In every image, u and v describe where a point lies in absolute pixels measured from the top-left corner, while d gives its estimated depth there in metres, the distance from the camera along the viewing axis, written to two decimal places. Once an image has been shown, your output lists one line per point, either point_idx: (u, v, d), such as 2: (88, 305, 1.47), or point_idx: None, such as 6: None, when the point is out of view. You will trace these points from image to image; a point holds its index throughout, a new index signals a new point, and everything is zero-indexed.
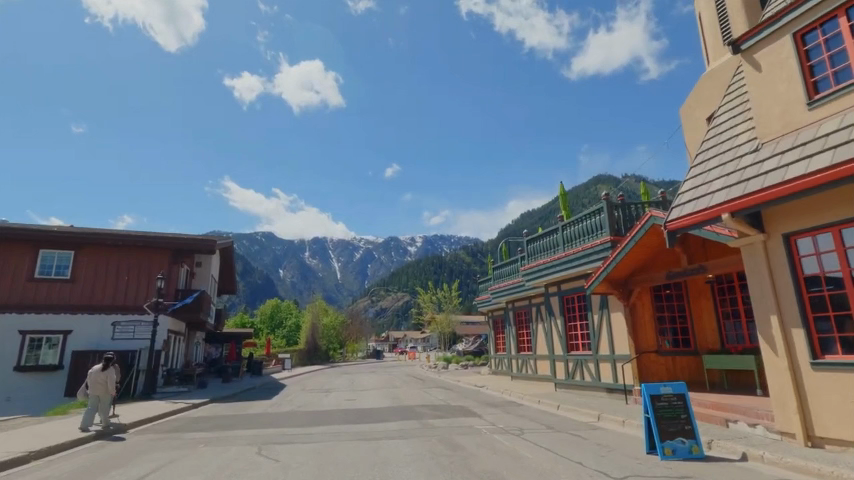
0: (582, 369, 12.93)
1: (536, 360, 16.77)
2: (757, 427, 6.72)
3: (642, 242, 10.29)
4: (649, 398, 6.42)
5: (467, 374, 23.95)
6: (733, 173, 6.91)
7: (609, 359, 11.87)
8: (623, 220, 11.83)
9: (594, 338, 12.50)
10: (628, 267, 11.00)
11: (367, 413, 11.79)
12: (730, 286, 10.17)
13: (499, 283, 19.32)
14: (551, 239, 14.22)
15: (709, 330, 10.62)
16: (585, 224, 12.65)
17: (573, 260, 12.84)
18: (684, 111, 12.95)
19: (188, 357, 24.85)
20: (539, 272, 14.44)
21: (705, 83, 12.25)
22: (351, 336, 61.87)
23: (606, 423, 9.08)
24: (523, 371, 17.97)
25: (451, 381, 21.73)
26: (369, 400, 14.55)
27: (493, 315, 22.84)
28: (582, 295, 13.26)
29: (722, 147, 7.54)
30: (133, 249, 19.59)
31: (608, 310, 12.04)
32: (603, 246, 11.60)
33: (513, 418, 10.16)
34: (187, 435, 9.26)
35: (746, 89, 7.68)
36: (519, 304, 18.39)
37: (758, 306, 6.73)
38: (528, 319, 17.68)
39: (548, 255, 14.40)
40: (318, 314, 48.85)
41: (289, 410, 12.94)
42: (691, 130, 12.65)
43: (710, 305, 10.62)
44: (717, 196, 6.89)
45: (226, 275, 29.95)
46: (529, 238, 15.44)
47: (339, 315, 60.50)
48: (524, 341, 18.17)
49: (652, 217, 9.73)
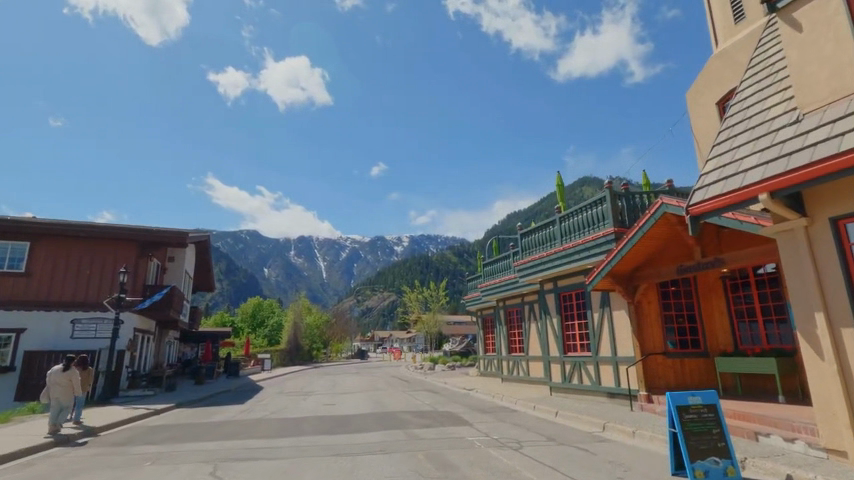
0: (580, 372, 12.00)
1: (529, 362, 15.84)
2: (796, 442, 5.81)
3: (650, 234, 9.39)
4: (676, 410, 5.43)
5: (454, 376, 22.94)
6: (770, 148, 6.01)
7: (611, 362, 10.95)
8: (627, 210, 10.91)
9: (594, 339, 11.57)
10: (633, 261, 10.10)
11: (347, 420, 10.67)
12: (744, 283, 9.44)
13: (489, 281, 18.30)
14: (547, 232, 13.25)
15: (720, 331, 9.76)
16: (585, 215, 11.71)
17: (571, 255, 11.90)
18: (691, 95, 12.11)
19: (159, 357, 23.40)
20: (534, 268, 13.46)
21: (714, 65, 11.45)
22: (335, 336, 60.48)
23: (613, 433, 8.12)
24: (514, 373, 16.99)
25: (437, 384, 20.69)
26: (350, 405, 13.40)
27: (482, 315, 21.89)
28: (580, 292, 12.30)
29: (753, 123, 6.67)
30: (96, 241, 18.12)
31: (609, 308, 11.12)
32: (606, 239, 10.66)
33: (508, 427, 9.15)
34: (137, 449, 8.04)
35: (779, 59, 6.83)
36: (511, 303, 17.40)
37: (798, 302, 5.80)
38: (520, 319, 16.73)
39: (543, 249, 13.45)
40: (300, 313, 47.38)
41: (261, 417, 11.76)
42: (699, 116, 11.81)
43: (722, 303, 9.81)
44: (752, 174, 5.97)
45: (201, 271, 28.45)
46: (523, 231, 14.46)
47: (323, 315, 59.05)
48: (516, 342, 17.23)
49: (662, 205, 8.84)
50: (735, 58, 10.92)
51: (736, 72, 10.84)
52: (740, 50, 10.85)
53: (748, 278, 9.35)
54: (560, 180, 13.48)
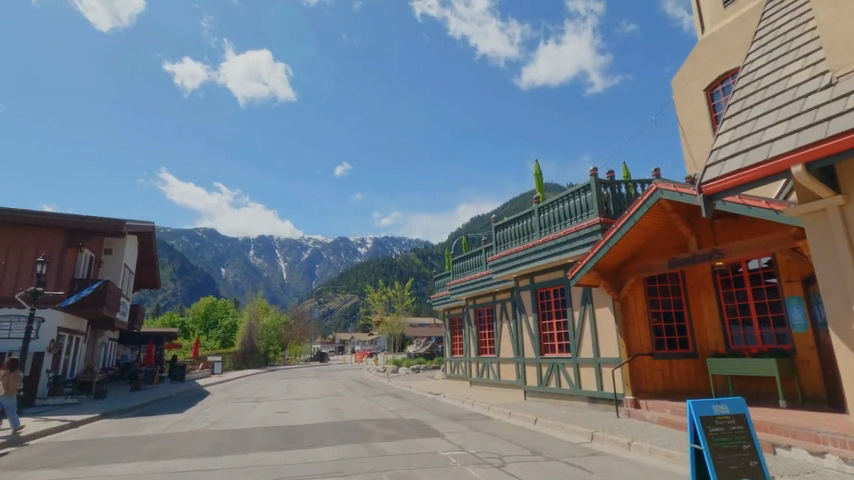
0: (557, 375, 11.13)
1: (500, 364, 14.92)
2: (826, 457, 5.09)
3: (641, 223, 8.56)
4: (700, 422, 4.49)
5: (419, 379, 21.78)
6: (801, 117, 5.20)
7: (592, 364, 10.11)
8: (613, 200, 10.09)
9: (574, 338, 10.69)
10: (621, 254, 9.27)
11: (299, 432, 9.29)
12: (737, 278, 8.79)
13: (459, 278, 17.25)
14: (524, 224, 12.31)
15: (710, 330, 9.06)
16: (568, 205, 10.83)
17: (550, 248, 11.03)
18: (677, 82, 11.47)
19: (91, 361, 21.00)
20: (510, 263, 12.49)
21: (703, 50, 10.85)
22: (294, 338, 57.99)
23: (604, 444, 7.19)
24: (484, 376, 16.00)
25: (401, 387, 19.48)
26: (306, 413, 11.98)
27: (450, 314, 20.84)
28: (559, 289, 11.41)
29: (774, 93, 5.89)
30: (16, 227, 15.94)
31: (591, 306, 10.28)
32: (591, 230, 9.82)
33: (485, 438, 8.07)
34: (28, 476, 6.39)
35: (801, 27, 6.11)
36: (482, 301, 16.41)
37: (832, 295, 5.00)
38: (492, 318, 15.79)
39: (519, 243, 12.52)
40: (256, 313, 44.92)
41: (200, 429, 10.18)
42: (685, 104, 11.17)
43: (712, 301, 9.13)
44: (781, 145, 5.15)
45: (144, 265, 26.03)
46: (497, 223, 13.49)
47: (282, 316, 56.46)
48: (486, 343, 16.28)
49: (657, 191, 8.01)
50: (725, 41, 10.32)
51: (726, 56, 10.23)
52: (730, 34, 10.26)
53: (741, 273, 8.70)
54: (538, 169, 12.56)
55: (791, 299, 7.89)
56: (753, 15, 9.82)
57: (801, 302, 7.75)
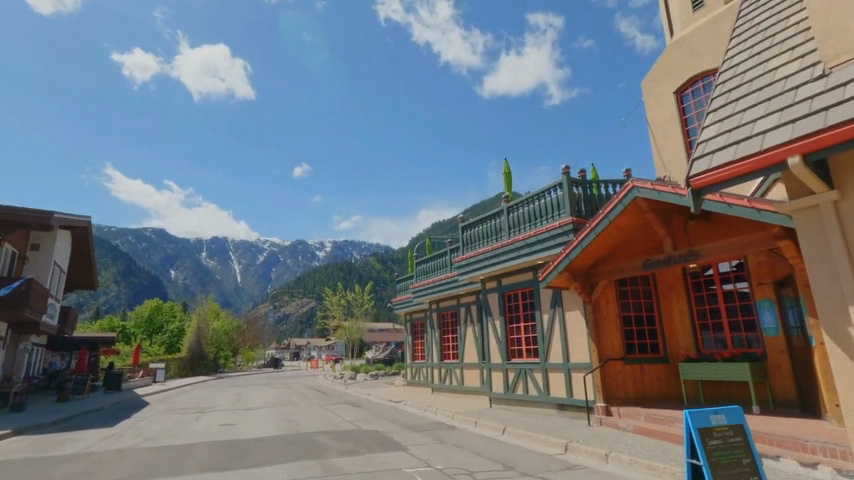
0: (525, 381, 10.69)
1: (464, 369, 14.40)
2: (817, 468, 4.82)
3: (616, 223, 8.28)
4: (698, 435, 4.06)
5: (378, 386, 20.95)
6: (795, 107, 4.92)
7: (562, 369, 9.73)
8: (585, 199, 9.78)
9: (543, 343, 10.29)
10: (593, 255, 8.97)
11: (246, 447, 8.35)
12: (708, 281, 8.64)
13: (423, 280, 16.64)
14: (493, 224, 11.86)
15: (681, 334, 8.87)
16: (539, 204, 10.45)
17: (520, 249, 10.61)
18: (646, 84, 11.38)
19: (11, 369, 18.82)
20: (477, 264, 11.99)
21: (673, 52, 10.79)
22: (246, 343, 55.42)
23: (580, 456, 6.74)
24: (446, 382, 15.42)
25: (359, 395, 18.62)
26: (254, 425, 10.95)
27: (412, 318, 20.17)
28: (528, 291, 10.99)
29: (760, 85, 5.63)
30: None
31: (561, 309, 9.92)
32: (562, 230, 9.46)
33: (453, 451, 7.47)
34: None
35: (786, 20, 5.92)
36: (446, 305, 15.85)
37: (826, 296, 4.74)
38: (456, 322, 15.27)
39: (486, 243, 12.06)
40: (206, 317, 42.50)
41: (130, 446, 9.00)
42: (655, 106, 11.09)
43: (683, 304, 8.96)
44: (776, 135, 4.83)
45: (78, 264, 23.82)
46: (465, 223, 12.99)
47: (233, 320, 53.82)
48: (450, 348, 15.73)
49: (634, 189, 7.74)
50: (695, 44, 10.28)
51: (696, 59, 10.18)
52: (700, 37, 10.24)
53: (712, 276, 8.56)
54: (507, 168, 12.13)
55: (763, 302, 7.74)
56: (724, 19, 9.82)
57: (772, 305, 7.61)
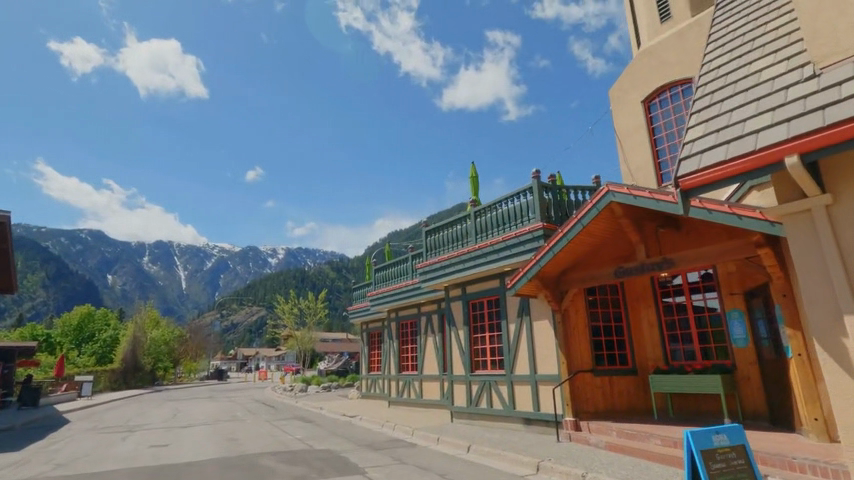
0: (488, 394, 10.16)
1: (424, 382, 13.75)
2: None
3: (589, 229, 7.99)
4: (700, 458, 3.62)
5: (331, 399, 19.86)
6: (787, 105, 4.69)
7: (528, 382, 9.28)
8: (555, 205, 9.48)
9: (509, 354, 9.82)
10: (564, 262, 8.62)
11: (178, 474, 7.27)
12: (677, 291, 8.48)
13: (382, 288, 15.89)
14: (459, 229, 11.38)
15: (650, 345, 8.65)
16: (508, 209, 10.08)
17: (487, 255, 10.16)
18: (614, 93, 11.35)
19: None
20: (442, 270, 11.44)
21: (641, 62, 10.82)
22: (188, 353, 52.04)
23: (554, 477, 6.24)
24: (405, 396, 14.68)
25: (310, 409, 17.48)
26: (190, 446, 9.76)
27: (368, 328, 19.32)
28: (494, 300, 10.53)
29: (746, 86, 5.43)
30: None
31: (528, 318, 9.51)
32: (532, 236, 9.09)
33: (416, 474, 6.79)
34: None
35: (768, 23, 5.80)
36: (406, 314, 15.18)
37: (820, 306, 4.49)
38: (416, 332, 14.62)
39: (451, 249, 11.55)
40: (143, 325, 39.42)
41: (35, 474, 7.66)
42: (622, 115, 11.06)
43: (651, 314, 8.76)
44: (770, 134, 4.57)
45: None
46: (429, 228, 12.44)
47: (175, 329, 50.45)
48: (409, 359, 15.04)
49: (608, 193, 7.48)
50: (662, 54, 10.34)
51: (664, 69, 10.24)
52: (668, 48, 10.30)
53: (681, 286, 8.42)
54: (474, 171, 11.72)
55: (732, 312, 7.67)
56: (690, 31, 9.92)
57: (742, 315, 7.54)
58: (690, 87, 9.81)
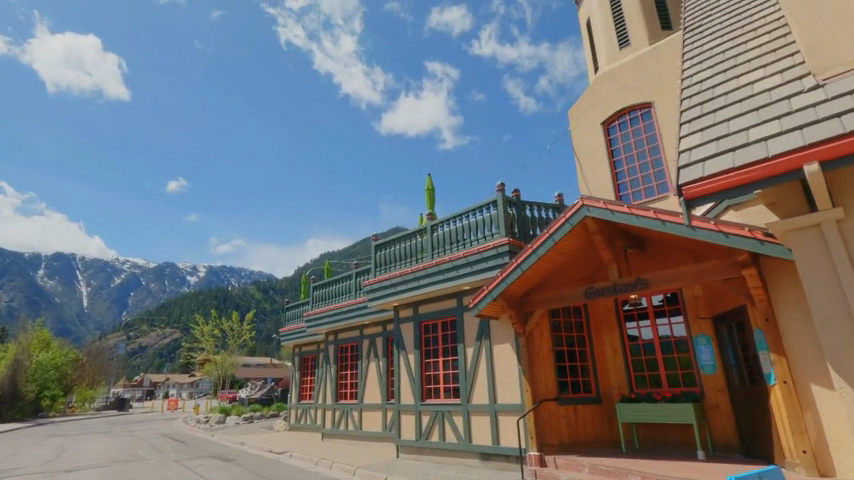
0: (440, 426, 9.21)
1: (364, 411, 12.54)
2: None
3: (560, 245, 7.49)
4: None
5: (254, 432, 17.81)
6: (795, 112, 4.41)
7: (486, 412, 8.47)
8: (519, 221, 8.97)
9: (465, 381, 8.98)
10: (530, 281, 8.03)
11: None
12: (641, 315, 8.19)
13: (320, 308, 14.55)
14: (412, 243, 10.52)
15: (614, 372, 8.24)
16: (468, 223, 9.42)
17: (444, 272, 9.38)
18: (573, 113, 11.27)
19: None
20: (393, 288, 10.47)
21: (600, 84, 10.86)
22: (83, 379, 45.75)
23: None
24: (341, 427, 13.32)
25: (229, 444, 15.42)
26: None
27: (300, 351, 17.67)
28: (449, 321, 9.71)
29: (740, 96, 5.18)
30: None
31: (488, 342, 8.77)
32: (496, 252, 8.46)
33: None
34: None
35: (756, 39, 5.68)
36: (346, 336, 13.94)
37: (834, 330, 4.15)
38: (357, 357, 13.43)
39: (403, 266, 10.65)
40: (28, 346, 34.01)
41: None
42: (581, 136, 10.97)
43: (615, 339, 8.39)
44: (782, 142, 4.24)
45: None
46: (378, 241, 11.48)
47: (69, 351, 44.28)
48: (347, 386, 13.75)
49: (583, 207, 7.04)
50: (622, 78, 10.43)
51: (624, 93, 10.30)
52: (627, 72, 10.41)
53: (646, 309, 8.14)
54: (430, 183, 11.02)
55: (700, 337, 7.42)
56: (650, 57, 10.08)
57: (709, 341, 7.31)
58: (650, 111, 9.87)
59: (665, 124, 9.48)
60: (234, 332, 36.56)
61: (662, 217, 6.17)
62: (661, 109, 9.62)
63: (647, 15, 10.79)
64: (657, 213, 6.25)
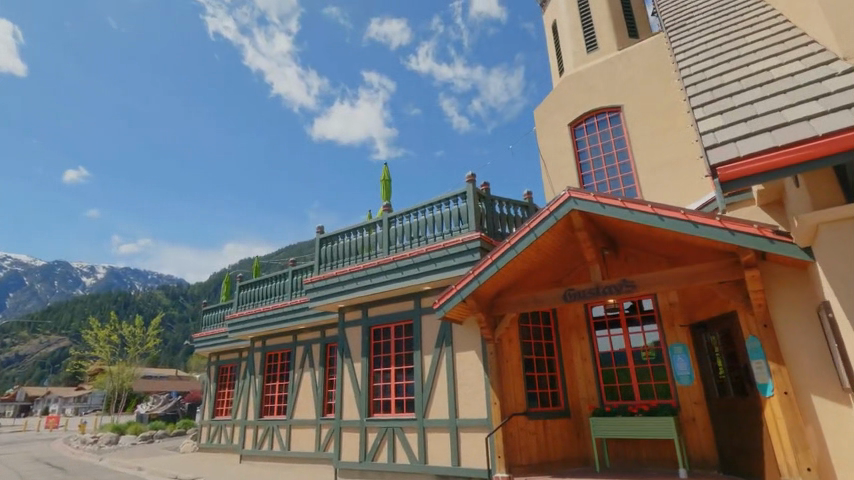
0: (389, 444, 8.07)
1: (294, 429, 11.01)
2: None
3: (540, 241, 6.78)
4: None
5: (153, 453, 15.27)
6: (836, 94, 4.07)
7: (445, 428, 7.50)
8: (489, 216, 8.22)
9: (421, 394, 7.95)
10: (502, 281, 7.23)
11: None
12: (612, 322, 7.71)
13: (246, 310, 12.78)
14: (365, 237, 9.37)
15: (583, 383, 7.65)
16: (432, 216, 8.51)
17: (403, 269, 8.35)
18: (538, 113, 10.87)
19: None
20: (339, 286, 9.23)
21: (567, 85, 10.56)
22: None
23: None
24: (264, 447, 11.61)
25: (121, 469, 12.92)
26: None
27: (218, 360, 15.55)
28: (404, 326, 8.66)
29: (759, 82, 4.88)
30: None
31: (450, 348, 7.81)
32: (466, 247, 7.61)
33: None
34: None
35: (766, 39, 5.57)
36: (277, 343, 12.33)
37: None
38: (288, 366, 11.88)
39: (352, 262, 9.44)
40: None
41: None
42: (546, 136, 10.56)
43: (585, 347, 7.82)
44: (830, 121, 3.83)
45: None
46: (324, 235, 10.19)
47: None
48: (274, 400, 12.10)
49: (569, 200, 6.38)
50: (590, 80, 10.21)
51: (592, 95, 10.06)
52: (595, 75, 10.21)
53: (618, 316, 7.68)
54: (387, 173, 10.00)
55: (675, 347, 6.99)
56: (619, 61, 9.96)
57: (686, 350, 6.89)
58: (618, 115, 9.69)
59: (634, 129, 9.34)
60: (135, 338, 32.33)
61: (660, 212, 5.67)
62: (630, 113, 9.47)
63: (614, 21, 10.75)
64: (655, 208, 5.73)
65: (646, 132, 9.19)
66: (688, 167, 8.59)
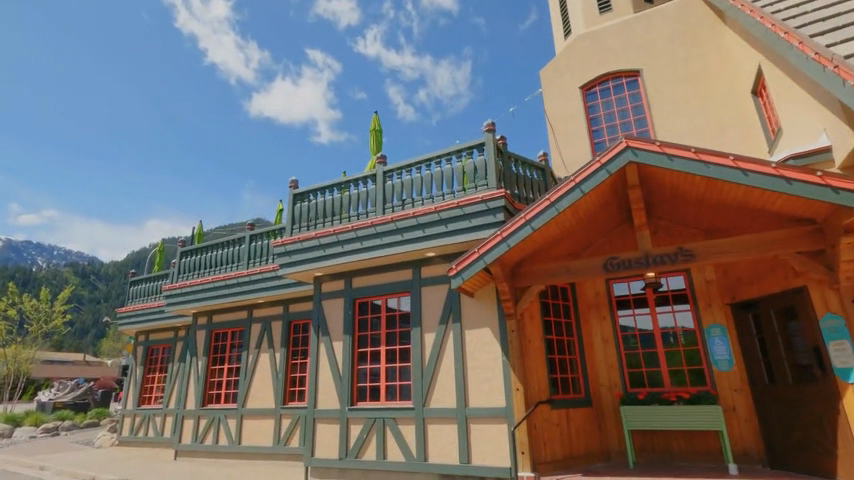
0: (378, 438, 6.76)
1: (247, 420, 9.32)
2: None
3: (582, 200, 5.71)
4: None
5: (59, 449, 12.74)
6: None
7: (452, 418, 6.33)
8: (508, 174, 7.07)
9: (420, 378, 6.70)
10: (528, 246, 6.09)
11: None
12: (638, 301, 6.89)
13: (189, 280, 10.79)
14: (352, 194, 7.88)
15: (605, 368, 6.78)
16: (439, 171, 7.22)
17: (403, 230, 6.98)
18: (545, 73, 9.86)
19: None
20: (319, 251, 7.70)
21: (579, 44, 9.61)
22: None
23: None
24: (207, 441, 9.82)
25: (18, 469, 10.48)
26: None
27: (147, 339, 13.28)
28: (398, 299, 7.33)
29: None
30: None
31: (460, 325, 6.62)
32: (487, 206, 6.42)
33: None
34: None
35: None
36: (226, 319, 10.52)
37: None
38: (240, 347, 10.15)
39: (334, 223, 7.92)
40: None
41: None
42: (553, 99, 9.59)
43: (607, 327, 6.94)
44: None
45: None
46: (296, 191, 8.54)
47: None
48: (220, 386, 10.31)
49: (627, 150, 5.35)
50: (606, 40, 9.33)
51: (607, 57, 9.19)
52: (612, 35, 9.33)
53: (646, 294, 6.85)
54: (377, 123, 8.57)
55: (713, 329, 6.32)
56: (638, 21, 9.15)
57: (725, 333, 6.24)
58: (635, 81, 8.93)
59: (654, 95, 8.60)
60: (38, 315, 27.95)
61: (743, 166, 4.78)
62: (650, 78, 8.72)
63: None
64: (737, 161, 4.83)
65: (667, 99, 8.48)
66: (712, 139, 7.97)
